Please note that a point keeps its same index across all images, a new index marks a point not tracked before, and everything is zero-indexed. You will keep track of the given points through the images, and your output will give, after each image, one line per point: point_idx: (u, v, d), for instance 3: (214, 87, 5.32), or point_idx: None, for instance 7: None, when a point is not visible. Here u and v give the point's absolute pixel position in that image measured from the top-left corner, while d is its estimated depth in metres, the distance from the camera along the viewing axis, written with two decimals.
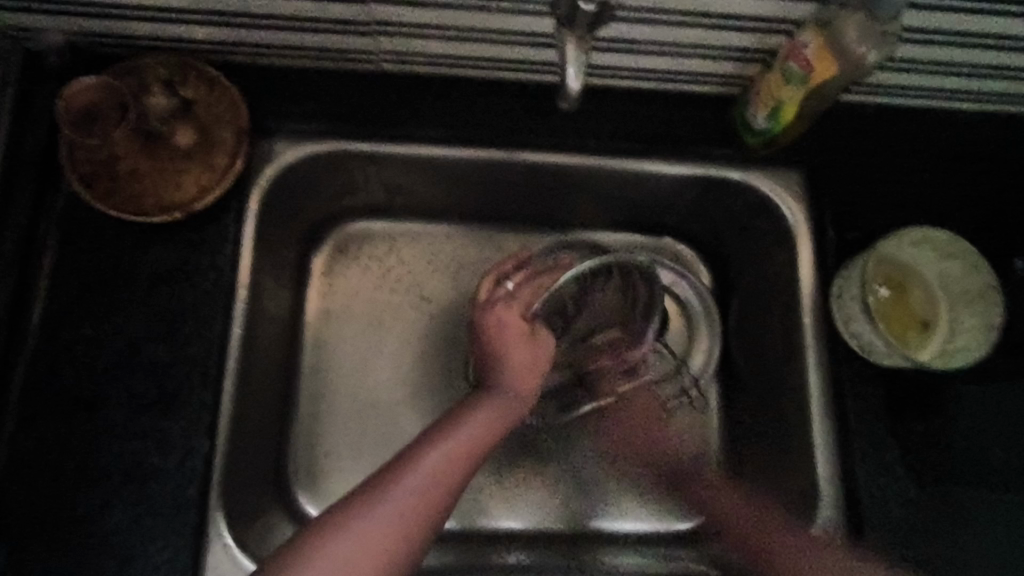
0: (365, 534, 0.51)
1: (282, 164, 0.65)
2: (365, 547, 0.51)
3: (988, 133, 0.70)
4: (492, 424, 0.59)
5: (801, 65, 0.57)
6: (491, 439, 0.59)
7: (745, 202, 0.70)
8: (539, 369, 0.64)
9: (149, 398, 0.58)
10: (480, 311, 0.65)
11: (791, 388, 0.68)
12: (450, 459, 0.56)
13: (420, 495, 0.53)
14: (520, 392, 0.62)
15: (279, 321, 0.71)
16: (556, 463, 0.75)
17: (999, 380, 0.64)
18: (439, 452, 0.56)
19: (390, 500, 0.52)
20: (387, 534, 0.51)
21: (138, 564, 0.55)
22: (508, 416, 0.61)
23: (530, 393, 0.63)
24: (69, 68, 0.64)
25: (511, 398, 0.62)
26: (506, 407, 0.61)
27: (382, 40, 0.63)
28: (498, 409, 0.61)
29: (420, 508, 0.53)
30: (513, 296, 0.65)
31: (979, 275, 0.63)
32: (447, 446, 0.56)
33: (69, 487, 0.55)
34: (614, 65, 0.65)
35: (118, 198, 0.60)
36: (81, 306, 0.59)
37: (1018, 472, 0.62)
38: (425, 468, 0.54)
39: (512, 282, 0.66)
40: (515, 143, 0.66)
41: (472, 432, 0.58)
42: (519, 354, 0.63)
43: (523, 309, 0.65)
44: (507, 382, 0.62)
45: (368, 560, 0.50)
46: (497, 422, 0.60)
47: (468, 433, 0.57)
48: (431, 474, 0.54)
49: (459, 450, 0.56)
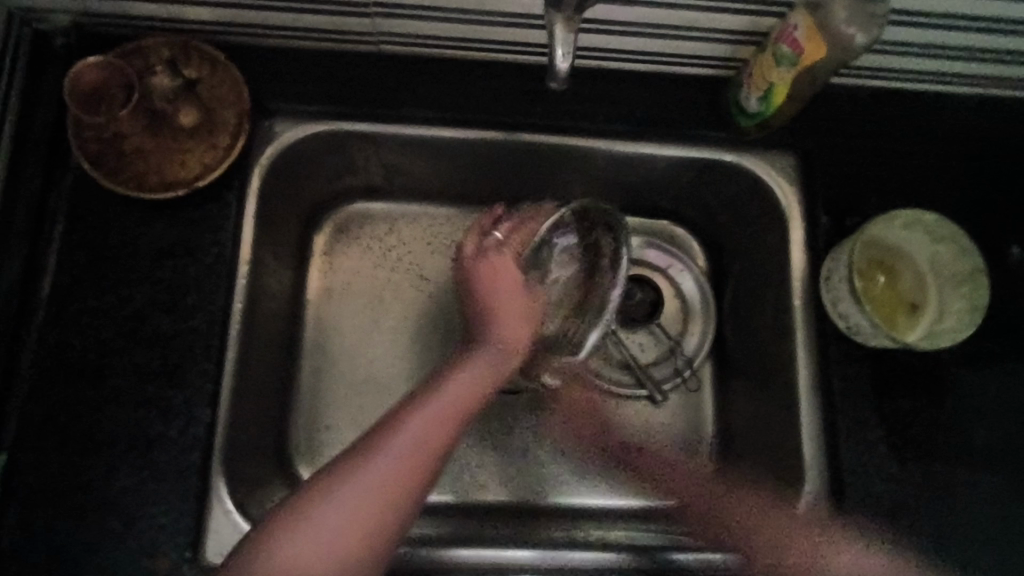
0: (357, 497, 0.53)
1: (280, 146, 0.66)
2: (358, 508, 0.52)
3: (985, 117, 0.70)
4: (481, 379, 0.60)
5: (790, 46, 0.57)
6: (476, 396, 0.59)
7: (739, 185, 0.71)
8: (527, 318, 0.66)
9: (154, 368, 0.60)
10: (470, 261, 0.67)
11: (781, 368, 0.69)
12: (437, 419, 0.57)
13: (410, 452, 0.55)
14: (508, 346, 0.64)
15: (280, 298, 0.73)
16: (546, 437, 0.77)
17: (986, 363, 0.65)
18: (424, 413, 0.57)
19: (380, 462, 0.54)
20: (378, 494, 0.53)
21: (142, 525, 0.57)
22: (495, 371, 0.62)
23: (517, 345, 0.64)
24: (76, 48, 0.66)
25: (499, 350, 0.63)
26: (494, 362, 0.62)
27: (380, 21, 0.64)
28: (484, 365, 0.62)
29: (409, 465, 0.54)
30: (504, 243, 0.68)
31: (968, 257, 0.64)
32: (433, 407, 0.57)
33: (78, 453, 0.58)
34: (606, 48, 0.66)
35: (123, 175, 0.62)
36: (89, 279, 0.61)
37: (1002, 452, 0.63)
38: (411, 430, 0.55)
39: (497, 233, 0.69)
40: (509, 125, 0.67)
41: (457, 390, 0.59)
42: (508, 302, 0.66)
43: (515, 256, 0.68)
44: (490, 338, 0.64)
45: (361, 520, 0.52)
46: (483, 377, 0.61)
47: (453, 392, 0.58)
48: (420, 435, 0.55)
49: (446, 411, 0.57)
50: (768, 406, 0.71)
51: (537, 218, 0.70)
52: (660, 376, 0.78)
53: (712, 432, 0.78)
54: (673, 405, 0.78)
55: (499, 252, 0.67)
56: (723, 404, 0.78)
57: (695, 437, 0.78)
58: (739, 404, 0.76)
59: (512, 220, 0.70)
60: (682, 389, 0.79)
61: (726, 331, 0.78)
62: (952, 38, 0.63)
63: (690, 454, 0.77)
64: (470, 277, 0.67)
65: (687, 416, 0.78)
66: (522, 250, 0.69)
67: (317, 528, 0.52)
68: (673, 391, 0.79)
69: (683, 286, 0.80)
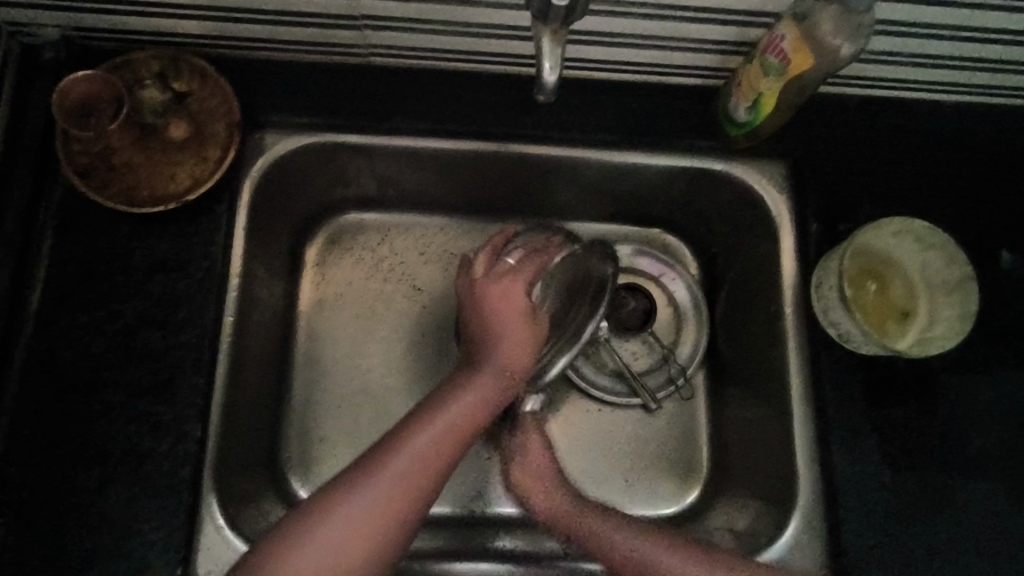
0: (354, 521, 0.53)
1: (271, 159, 0.67)
2: (356, 532, 0.53)
3: (972, 124, 0.70)
4: (482, 400, 0.61)
5: (778, 57, 0.58)
6: (478, 420, 0.60)
7: (730, 193, 0.71)
8: (535, 344, 0.64)
9: (144, 383, 0.60)
10: (483, 284, 0.64)
11: (774, 376, 0.69)
12: (436, 444, 0.57)
13: (409, 476, 0.55)
14: (511, 368, 0.63)
15: (272, 309, 0.73)
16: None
17: (977, 369, 0.65)
18: (423, 437, 0.57)
19: (375, 486, 0.54)
20: (375, 519, 0.53)
21: (133, 543, 0.57)
22: (496, 392, 0.62)
23: (522, 369, 0.63)
24: (65, 62, 0.66)
25: (503, 374, 0.62)
26: (496, 383, 0.62)
27: (369, 33, 0.64)
28: (486, 389, 0.61)
29: (409, 489, 0.55)
30: (516, 270, 0.65)
31: (957, 266, 0.64)
32: (432, 430, 0.57)
33: (67, 470, 0.58)
34: (594, 59, 0.66)
35: (113, 189, 0.62)
36: (78, 294, 0.61)
37: (995, 459, 0.63)
38: (407, 454, 0.55)
39: (510, 258, 0.66)
40: (500, 136, 0.67)
41: (460, 413, 0.59)
42: (516, 332, 0.63)
43: (527, 284, 0.65)
44: (494, 361, 0.63)
45: (359, 545, 0.53)
46: (484, 400, 0.61)
47: (454, 416, 0.59)
48: (417, 459, 0.56)
49: (445, 434, 0.57)
50: (761, 414, 0.71)
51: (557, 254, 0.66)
52: (654, 386, 0.78)
53: (706, 439, 0.78)
54: (667, 414, 0.78)
55: (510, 281, 0.64)
56: (717, 413, 0.78)
57: (689, 445, 0.78)
58: (732, 413, 0.76)
59: (526, 246, 0.66)
60: (676, 398, 0.79)
61: (720, 339, 0.79)
62: (939, 47, 0.63)
63: (685, 463, 0.77)
64: (477, 302, 0.64)
65: (680, 424, 0.78)
66: (535, 279, 0.65)
67: (314, 552, 0.52)
68: (667, 400, 0.79)
69: (676, 294, 0.80)
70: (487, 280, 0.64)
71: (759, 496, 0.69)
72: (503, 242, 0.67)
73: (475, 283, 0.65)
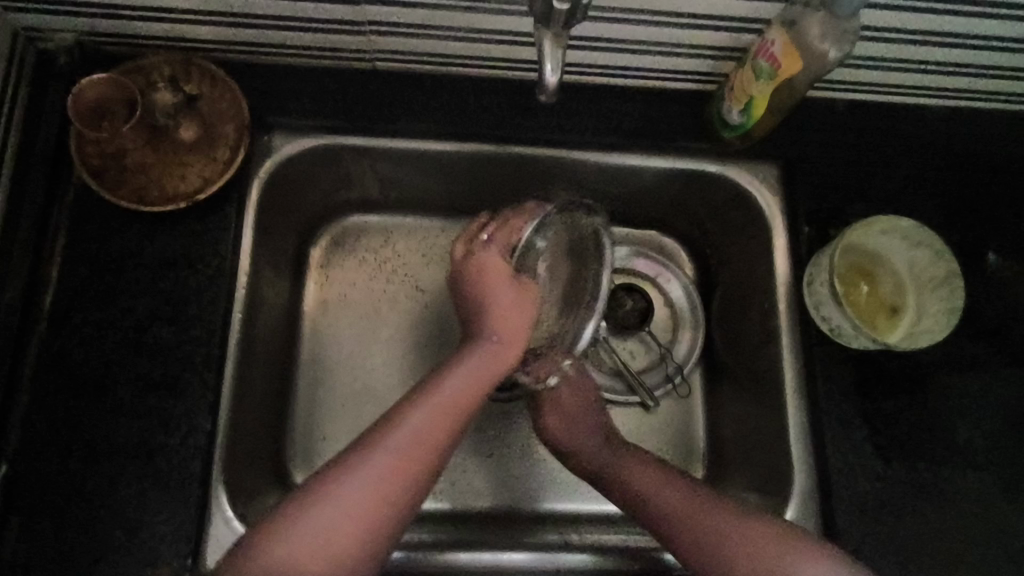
0: (357, 493, 0.54)
1: (277, 160, 0.68)
2: (359, 503, 0.54)
3: (958, 129, 0.73)
4: (480, 375, 0.62)
5: (768, 61, 0.60)
6: (476, 394, 0.61)
7: (724, 195, 0.73)
8: (525, 315, 0.66)
9: (154, 378, 0.61)
10: (464, 262, 0.67)
11: (768, 372, 0.71)
12: (438, 414, 0.58)
13: (410, 449, 0.57)
14: (504, 342, 0.65)
15: (278, 309, 0.75)
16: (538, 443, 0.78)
17: (965, 364, 0.67)
18: (425, 407, 0.58)
19: (379, 458, 0.56)
20: (378, 489, 0.55)
21: (143, 535, 0.58)
22: (493, 366, 0.63)
23: (515, 343, 0.65)
24: (78, 68, 0.68)
25: (498, 346, 0.64)
26: (492, 357, 0.64)
27: (375, 39, 0.66)
28: (484, 362, 0.63)
29: (410, 462, 0.56)
30: (490, 242, 0.67)
31: (943, 261, 0.66)
32: (434, 402, 0.59)
33: (79, 464, 0.59)
34: (592, 64, 0.68)
35: (125, 189, 0.63)
36: (90, 291, 0.62)
37: (983, 451, 0.65)
38: (409, 425, 0.57)
39: (485, 237, 0.67)
40: (501, 138, 0.69)
41: (457, 388, 0.60)
42: (503, 303, 0.65)
43: (503, 255, 0.67)
44: (490, 333, 0.65)
45: (363, 516, 0.54)
46: (483, 373, 0.62)
47: (455, 388, 0.60)
48: (420, 430, 0.57)
49: (447, 405, 0.59)
50: (756, 409, 0.73)
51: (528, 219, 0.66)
52: (652, 383, 0.79)
53: (703, 436, 0.80)
54: (664, 412, 0.80)
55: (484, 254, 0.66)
56: (713, 410, 0.80)
57: (686, 441, 0.79)
58: (728, 409, 0.77)
59: (501, 224, 0.67)
60: (673, 396, 0.80)
61: (715, 337, 0.80)
62: (924, 53, 0.66)
63: (682, 458, 0.79)
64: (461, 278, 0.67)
65: (677, 422, 0.80)
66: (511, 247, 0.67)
67: (321, 522, 0.53)
68: (665, 398, 0.80)
69: (672, 295, 0.82)
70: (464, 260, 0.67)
71: (754, 489, 0.71)
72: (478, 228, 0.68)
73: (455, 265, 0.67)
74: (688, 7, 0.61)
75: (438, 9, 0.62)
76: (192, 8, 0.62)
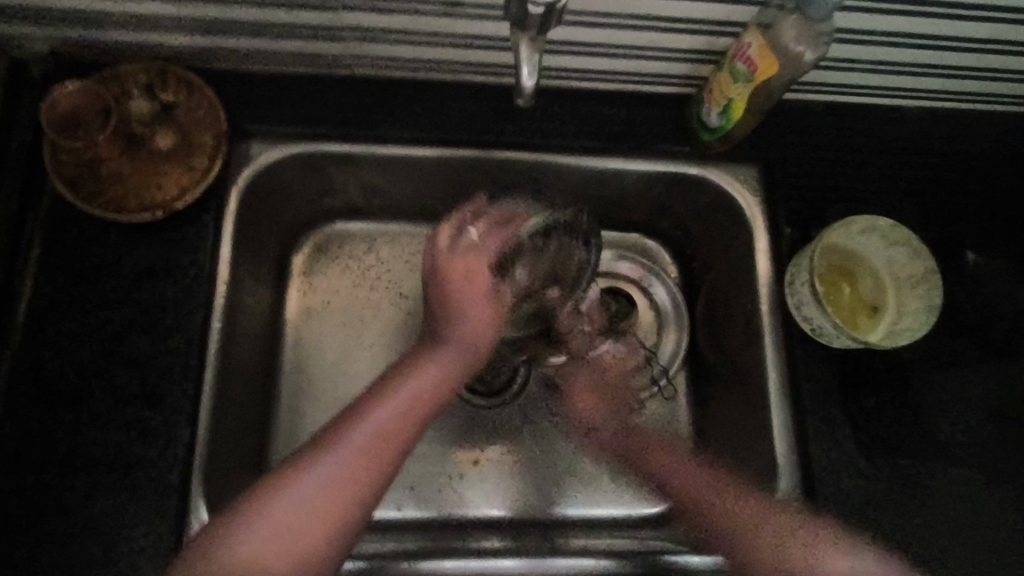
0: (314, 491, 0.53)
1: (258, 166, 0.68)
2: (320, 501, 0.53)
3: (933, 129, 0.74)
4: (440, 376, 0.60)
5: (745, 64, 0.60)
6: (437, 396, 0.59)
7: (705, 196, 0.74)
8: (496, 326, 0.64)
9: (132, 390, 0.60)
10: (445, 257, 0.64)
11: (752, 373, 0.71)
12: (399, 415, 0.57)
13: (366, 448, 0.55)
14: (469, 346, 0.62)
15: (259, 317, 0.74)
16: (516, 443, 0.78)
17: (944, 360, 0.68)
18: (391, 402, 0.57)
19: (336, 455, 0.54)
20: (338, 487, 0.53)
21: (121, 548, 0.57)
22: (456, 370, 0.61)
23: (483, 349, 0.63)
24: (53, 76, 0.67)
25: (463, 347, 0.62)
26: (455, 359, 0.62)
27: (355, 46, 0.66)
28: (451, 361, 0.61)
29: (368, 461, 0.55)
30: (480, 243, 0.64)
31: (921, 259, 0.67)
32: (393, 404, 0.57)
33: (53, 477, 0.58)
34: (572, 68, 0.69)
35: (101, 199, 0.62)
36: (66, 301, 0.61)
37: (965, 446, 0.66)
38: (371, 423, 0.56)
39: (473, 231, 0.65)
40: (483, 143, 0.69)
41: (415, 391, 0.59)
42: (478, 312, 0.63)
43: (492, 261, 0.64)
44: (453, 336, 0.62)
45: (323, 516, 0.53)
46: (446, 376, 0.61)
47: (421, 382, 0.59)
48: (379, 428, 0.56)
49: (407, 407, 0.58)
50: (741, 410, 0.73)
51: (523, 223, 0.65)
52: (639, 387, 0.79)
53: (690, 438, 0.80)
54: (650, 415, 0.80)
55: (475, 255, 0.64)
56: (699, 411, 0.80)
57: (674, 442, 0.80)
58: (714, 411, 0.78)
59: (491, 217, 0.65)
60: (660, 398, 0.81)
61: (700, 339, 0.81)
62: (896, 55, 0.66)
63: None
64: (443, 277, 0.63)
65: (664, 422, 0.80)
66: (501, 253, 0.65)
67: (276, 521, 0.52)
68: (651, 401, 0.80)
69: (657, 297, 0.82)
70: (451, 255, 0.64)
71: None
72: (474, 212, 0.65)
73: (439, 258, 0.64)
74: (664, 10, 0.61)
75: (416, 15, 0.62)
76: (166, 14, 0.62)
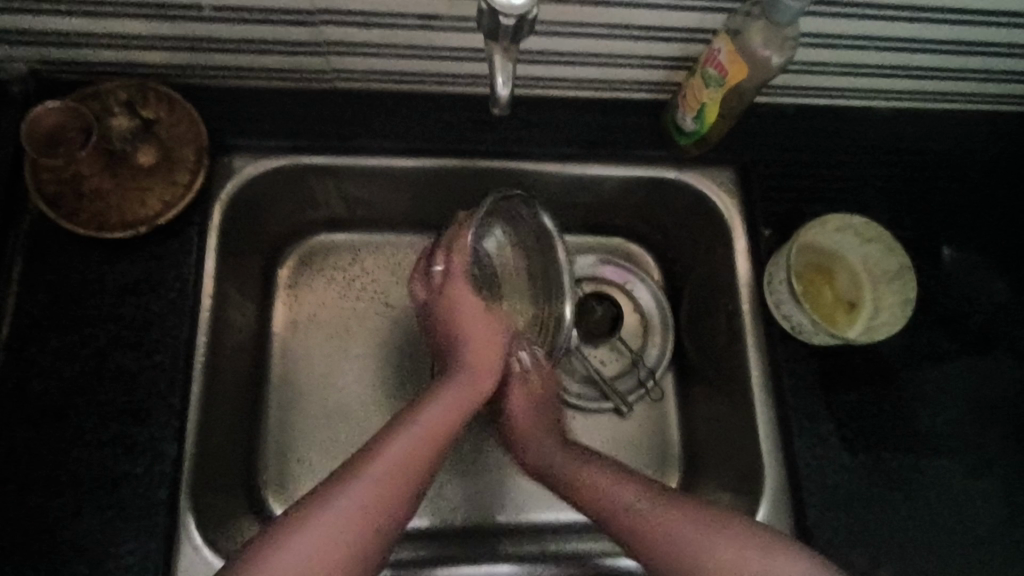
0: (348, 506, 0.54)
1: (240, 180, 0.69)
2: (350, 519, 0.53)
3: (904, 128, 0.75)
4: (459, 398, 0.65)
5: (716, 69, 0.61)
6: (456, 418, 0.64)
7: (684, 200, 0.75)
8: (497, 343, 0.72)
9: (118, 406, 0.60)
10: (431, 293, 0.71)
11: (735, 372, 0.72)
12: (426, 435, 0.60)
13: (398, 466, 0.57)
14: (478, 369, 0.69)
15: (245, 330, 0.74)
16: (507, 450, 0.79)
17: (922, 353, 0.69)
18: (418, 424, 0.61)
19: (370, 471, 0.56)
20: (374, 501, 0.55)
21: (109, 566, 0.56)
22: (470, 394, 0.67)
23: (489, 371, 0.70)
24: (34, 96, 0.67)
25: (473, 374, 0.69)
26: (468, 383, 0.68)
27: (334, 59, 0.67)
28: (464, 389, 0.66)
29: (399, 479, 0.57)
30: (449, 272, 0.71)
31: (895, 256, 0.68)
32: (421, 425, 0.61)
33: (39, 496, 0.57)
34: (547, 77, 0.70)
35: (83, 216, 0.62)
36: (50, 319, 0.61)
37: (945, 437, 0.67)
38: (402, 441, 0.58)
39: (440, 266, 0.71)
40: (462, 153, 0.70)
41: (439, 412, 0.63)
42: (478, 334, 0.71)
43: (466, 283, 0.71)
44: (467, 362, 0.69)
45: (353, 532, 0.53)
46: (462, 399, 0.66)
47: (443, 407, 0.63)
48: (410, 445, 0.59)
49: (434, 429, 0.61)
50: (727, 408, 0.73)
51: (467, 236, 0.68)
52: (625, 389, 0.80)
53: (677, 439, 0.81)
54: (638, 417, 0.81)
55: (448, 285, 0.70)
56: (685, 411, 0.81)
57: (662, 443, 0.81)
58: (699, 410, 0.79)
59: (441, 247, 0.71)
60: (646, 401, 0.82)
61: (684, 341, 0.82)
62: (865, 57, 0.68)
63: (656, 461, 0.80)
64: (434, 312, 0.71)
65: (653, 425, 0.81)
66: (467, 273, 0.71)
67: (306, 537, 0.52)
68: (638, 403, 0.81)
69: (640, 299, 0.83)
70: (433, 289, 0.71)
71: (729, 487, 0.72)
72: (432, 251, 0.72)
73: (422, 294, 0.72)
74: (634, 19, 0.62)
75: (391, 28, 0.63)
76: (145, 32, 0.62)
